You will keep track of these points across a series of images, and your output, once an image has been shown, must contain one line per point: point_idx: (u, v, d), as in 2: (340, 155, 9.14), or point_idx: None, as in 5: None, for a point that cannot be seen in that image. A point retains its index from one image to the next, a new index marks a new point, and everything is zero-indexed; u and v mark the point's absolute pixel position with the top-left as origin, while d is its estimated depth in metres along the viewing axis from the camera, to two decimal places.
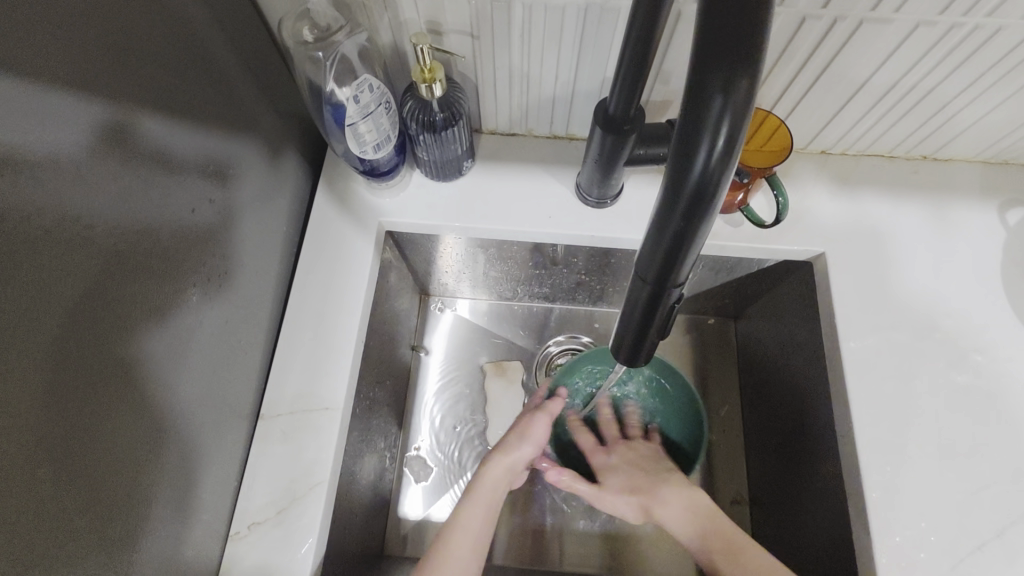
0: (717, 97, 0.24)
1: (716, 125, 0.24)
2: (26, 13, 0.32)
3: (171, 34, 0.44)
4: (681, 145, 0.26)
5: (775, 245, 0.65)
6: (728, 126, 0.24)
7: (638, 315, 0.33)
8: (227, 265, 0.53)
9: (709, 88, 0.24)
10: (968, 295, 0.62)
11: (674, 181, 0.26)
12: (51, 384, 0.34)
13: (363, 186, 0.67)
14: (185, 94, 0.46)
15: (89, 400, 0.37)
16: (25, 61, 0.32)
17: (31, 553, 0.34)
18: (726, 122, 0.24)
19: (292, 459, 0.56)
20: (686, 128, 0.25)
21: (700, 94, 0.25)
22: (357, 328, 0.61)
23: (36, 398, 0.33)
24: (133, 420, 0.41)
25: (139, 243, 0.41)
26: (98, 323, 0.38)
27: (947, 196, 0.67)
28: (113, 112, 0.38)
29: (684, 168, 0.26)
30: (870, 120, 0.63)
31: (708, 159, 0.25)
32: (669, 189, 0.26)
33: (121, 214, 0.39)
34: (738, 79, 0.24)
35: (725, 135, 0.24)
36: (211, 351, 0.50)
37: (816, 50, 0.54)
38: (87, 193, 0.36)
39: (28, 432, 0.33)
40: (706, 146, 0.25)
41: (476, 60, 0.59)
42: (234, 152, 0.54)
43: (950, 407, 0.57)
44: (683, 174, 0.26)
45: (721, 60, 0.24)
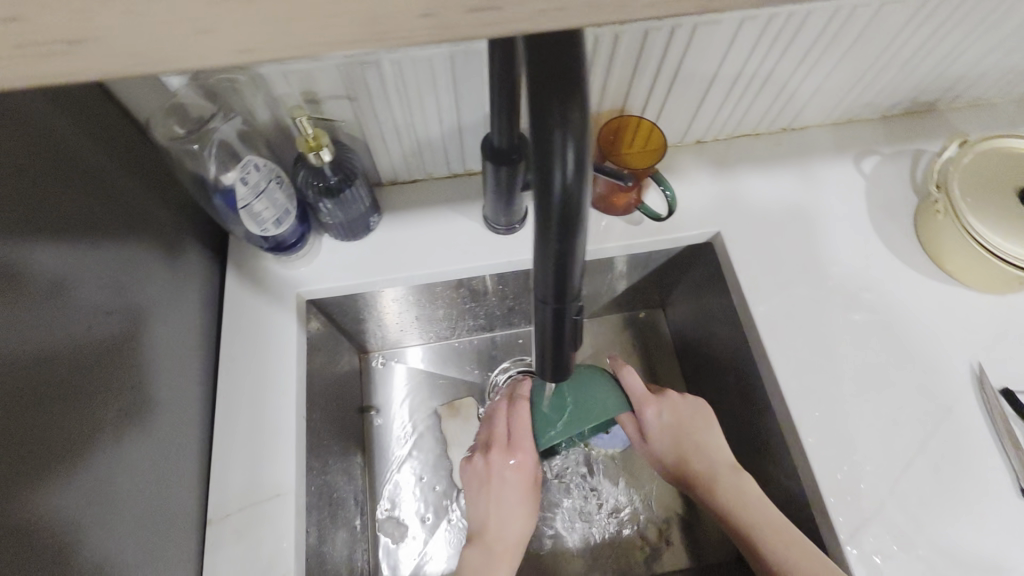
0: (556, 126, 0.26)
1: (563, 153, 0.26)
2: None
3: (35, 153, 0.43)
4: (539, 173, 0.27)
5: (675, 234, 0.70)
6: (573, 149, 0.26)
7: (549, 332, 0.35)
8: (140, 379, 0.50)
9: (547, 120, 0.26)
10: (847, 242, 0.69)
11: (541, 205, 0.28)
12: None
13: (274, 261, 0.66)
14: (62, 211, 0.45)
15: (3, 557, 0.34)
16: None
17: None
18: (571, 146, 0.26)
19: (252, 557, 0.53)
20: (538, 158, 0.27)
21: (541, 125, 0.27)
22: (293, 405, 0.60)
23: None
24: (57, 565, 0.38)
25: (34, 375, 0.39)
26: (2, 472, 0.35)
27: (811, 158, 0.75)
28: None
29: (546, 193, 0.28)
30: (729, 106, 0.70)
31: (564, 180, 0.27)
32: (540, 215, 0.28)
33: (10, 351, 0.37)
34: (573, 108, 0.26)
35: (573, 158, 0.26)
36: (140, 472, 0.48)
37: (665, 55, 0.59)
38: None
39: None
40: (559, 169, 0.27)
41: (360, 120, 0.61)
42: (128, 256, 0.52)
43: (856, 344, 0.63)
44: (547, 198, 0.28)
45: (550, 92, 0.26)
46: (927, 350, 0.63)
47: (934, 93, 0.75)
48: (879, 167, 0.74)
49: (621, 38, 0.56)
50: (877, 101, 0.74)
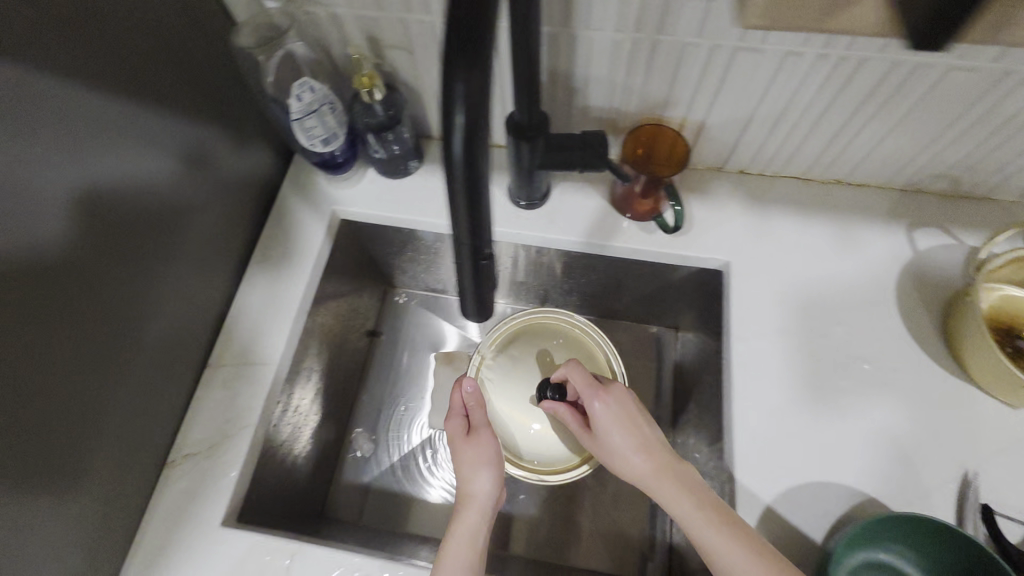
0: (454, 83, 0.30)
1: (460, 119, 0.31)
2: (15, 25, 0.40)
3: (153, 31, 0.53)
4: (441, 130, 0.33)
5: (684, 251, 0.71)
6: (464, 116, 0.31)
7: (464, 271, 0.42)
8: (183, 239, 0.61)
9: (451, 91, 0.31)
10: (857, 309, 0.66)
11: (449, 163, 0.33)
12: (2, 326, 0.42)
13: (322, 177, 0.77)
14: (160, 86, 0.55)
15: (30, 372, 0.45)
16: (14, 56, 0.41)
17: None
18: (463, 110, 0.31)
19: (226, 405, 0.64)
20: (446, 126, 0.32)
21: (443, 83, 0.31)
22: (301, 298, 0.70)
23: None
24: (65, 379, 0.49)
25: (92, 223, 0.49)
26: (37, 298, 0.45)
27: (859, 217, 0.71)
28: (69, 92, 0.45)
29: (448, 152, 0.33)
30: (778, 139, 0.68)
31: (461, 146, 0.32)
32: (448, 169, 0.34)
33: (76, 192, 0.47)
34: (461, 84, 0.30)
35: (464, 121, 0.31)
36: (162, 310, 0.59)
37: (707, 73, 0.60)
38: (50, 165, 0.45)
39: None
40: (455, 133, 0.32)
41: (417, 72, 0.68)
42: (201, 135, 0.63)
43: (827, 404, 0.63)
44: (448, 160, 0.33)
45: (458, 78, 0.30)
46: (897, 437, 0.60)
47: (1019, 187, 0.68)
48: (933, 245, 0.68)
49: (660, 48, 0.58)
50: (956, 175, 0.68)
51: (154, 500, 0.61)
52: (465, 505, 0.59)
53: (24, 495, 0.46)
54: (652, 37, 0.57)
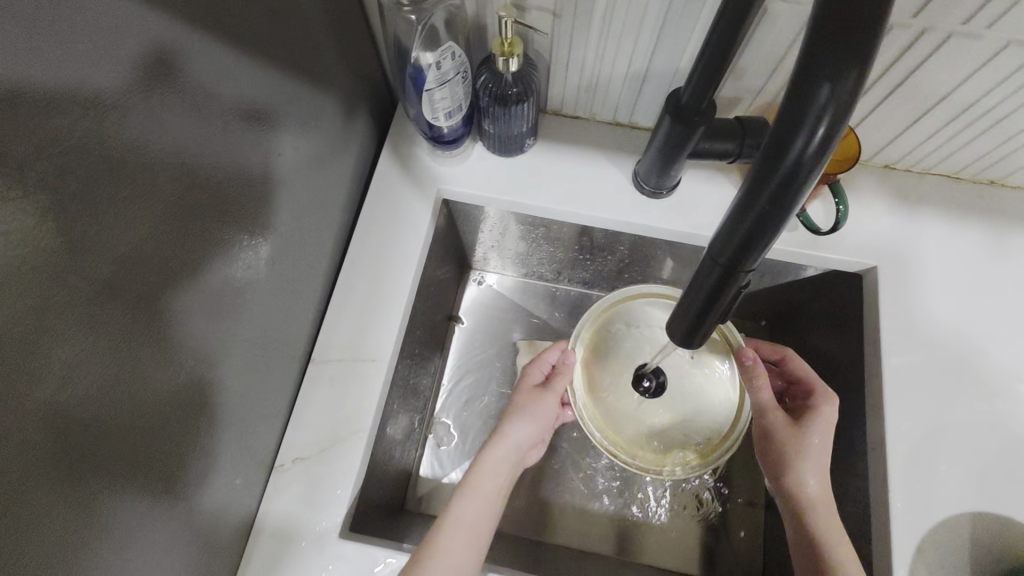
0: (825, 82, 0.25)
1: (819, 114, 0.25)
2: None
3: None
4: (781, 127, 0.26)
5: (826, 253, 0.65)
6: (830, 113, 0.25)
7: (700, 294, 0.34)
8: (280, 216, 0.55)
9: (816, 80, 0.25)
10: (1013, 323, 0.62)
11: (767, 161, 0.27)
12: (125, 312, 0.36)
13: (425, 151, 0.69)
14: (267, 34, 0.48)
15: (151, 360, 0.39)
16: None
17: (107, 462, 0.37)
18: (829, 117, 0.25)
19: (335, 405, 0.59)
20: (782, 121, 0.27)
21: (809, 81, 0.26)
22: (410, 289, 0.64)
23: (99, 328, 0.34)
24: (183, 365, 0.43)
25: (209, 186, 0.43)
26: (164, 273, 0.39)
27: (1013, 226, 0.67)
28: (192, 38, 0.38)
29: (779, 155, 0.26)
30: (945, 136, 0.62)
31: (804, 151, 0.26)
32: (760, 168, 0.27)
33: (196, 152, 0.41)
34: (844, 79, 0.25)
35: (827, 122, 0.25)
36: (261, 295, 0.53)
37: (902, 57, 0.53)
38: (171, 125, 0.38)
39: (97, 356, 0.34)
40: (805, 135, 0.26)
41: (554, 38, 0.60)
42: (302, 98, 0.56)
43: (985, 428, 0.58)
44: (777, 161, 0.26)
45: (827, 71, 0.25)
46: None
47: None
48: None
49: None
50: None
51: (263, 506, 0.56)
52: (489, 445, 0.62)
53: (140, 503, 0.41)
54: None
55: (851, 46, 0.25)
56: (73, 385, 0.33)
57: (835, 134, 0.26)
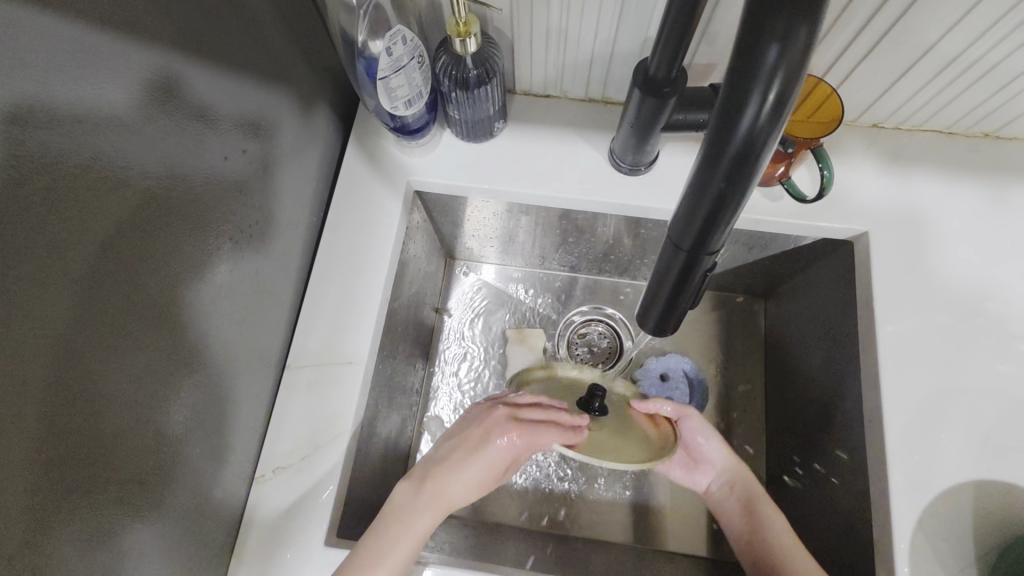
0: (773, 45, 0.23)
1: (768, 78, 0.23)
2: None
3: None
4: (729, 96, 0.24)
5: (814, 221, 0.63)
6: (784, 75, 0.23)
7: (669, 280, 0.32)
8: (245, 225, 0.53)
9: (764, 38, 0.23)
10: (1010, 280, 0.60)
11: (719, 133, 0.25)
12: (63, 336, 0.34)
13: (392, 143, 0.67)
14: (215, 34, 0.46)
15: (123, 366, 0.39)
16: None
17: (61, 490, 0.35)
18: (780, 80, 0.23)
19: (314, 411, 0.57)
20: (732, 88, 0.24)
21: (756, 43, 0.23)
22: (384, 286, 0.62)
23: (34, 355, 0.32)
24: (160, 372, 0.43)
25: (173, 191, 0.43)
26: (133, 278, 0.39)
27: (1008, 177, 0.64)
28: (115, 41, 0.36)
29: (730, 126, 0.24)
30: (933, 90, 0.59)
31: (755, 120, 0.24)
32: (714, 142, 0.25)
33: (154, 157, 0.40)
34: (795, 34, 0.23)
35: (778, 88, 0.23)
36: (230, 307, 0.51)
37: (880, 10, 0.50)
38: (96, 137, 0.35)
39: (36, 383, 0.33)
40: (755, 102, 0.24)
41: (514, 15, 0.57)
42: (262, 100, 0.54)
43: (984, 391, 0.56)
44: (728, 134, 0.24)
45: (773, 30, 0.23)
46: None
47: None
48: None
49: None
50: None
51: (248, 519, 0.55)
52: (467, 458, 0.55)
53: (106, 529, 0.40)
54: None
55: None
56: (41, 393, 0.33)
57: (790, 98, 0.24)
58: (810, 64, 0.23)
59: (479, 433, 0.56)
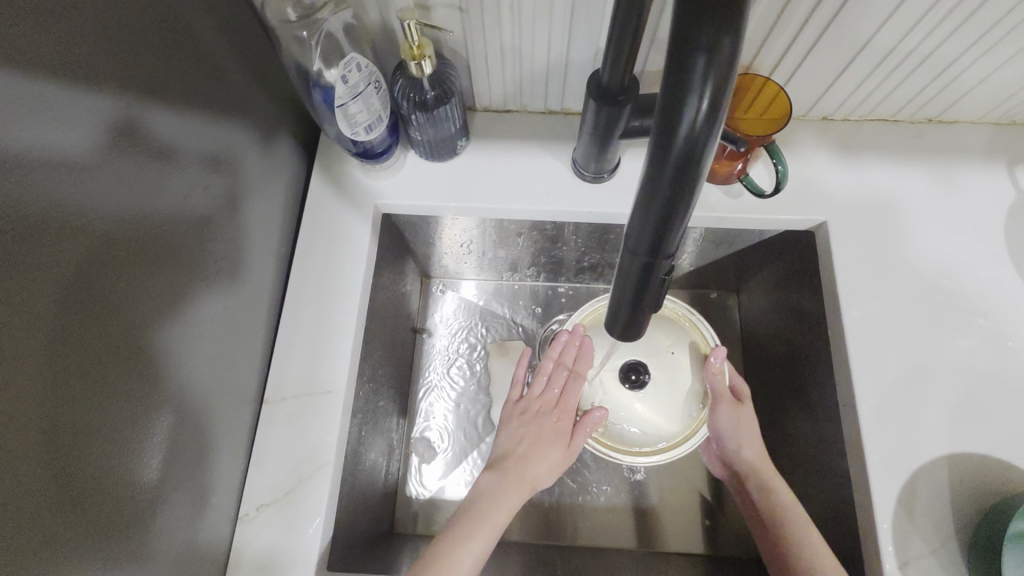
0: (701, 55, 0.24)
1: (701, 85, 0.24)
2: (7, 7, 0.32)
3: (151, 9, 0.44)
4: (667, 103, 0.25)
5: (775, 215, 0.64)
6: (715, 82, 0.24)
7: (631, 285, 0.33)
8: (213, 261, 0.52)
9: (692, 49, 0.24)
10: (965, 257, 0.62)
11: (661, 141, 0.25)
12: (26, 393, 0.33)
13: (356, 168, 0.67)
14: (169, 74, 0.46)
15: (93, 415, 0.38)
16: (15, 41, 0.32)
17: (34, 550, 0.34)
18: (711, 86, 0.24)
19: (296, 443, 0.57)
20: (669, 97, 0.25)
21: (685, 54, 0.24)
22: (357, 311, 0.62)
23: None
24: (133, 418, 0.42)
25: (134, 233, 0.42)
26: (96, 325, 0.39)
27: (954, 159, 0.66)
28: (63, 88, 0.36)
29: (670, 134, 0.25)
30: (875, 81, 0.62)
31: (693, 127, 0.24)
32: (657, 150, 0.26)
33: (112, 201, 0.40)
34: (720, 43, 0.24)
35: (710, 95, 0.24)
36: (202, 346, 0.51)
37: (817, 9, 0.52)
38: (50, 187, 0.35)
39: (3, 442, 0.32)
40: (691, 108, 0.24)
41: (467, 35, 0.58)
42: (224, 135, 0.54)
43: (950, 367, 0.58)
44: (669, 142, 0.25)
45: (701, 41, 0.24)
46: None
47: None
48: None
49: None
50: None
51: (234, 560, 0.54)
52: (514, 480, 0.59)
53: None
54: None
55: (724, 10, 0.24)
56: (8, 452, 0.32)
57: (724, 103, 0.25)
58: (738, 69, 0.24)
59: (558, 424, 0.63)
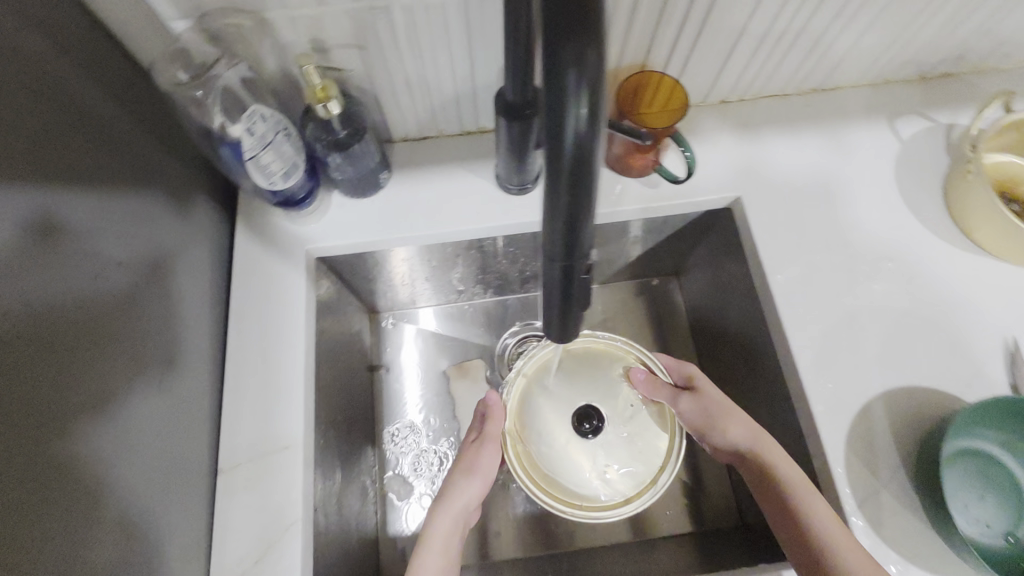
0: (570, 68, 0.25)
1: (576, 95, 0.25)
2: None
3: (29, 86, 0.41)
4: (551, 117, 0.26)
5: (692, 198, 0.68)
6: (588, 92, 0.25)
7: (558, 290, 0.34)
8: (142, 339, 0.49)
9: (562, 64, 0.25)
10: (867, 209, 0.66)
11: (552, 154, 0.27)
12: None
13: (281, 216, 0.66)
14: (63, 151, 0.44)
15: (26, 528, 0.36)
16: None
17: None
18: (587, 99, 0.26)
19: (259, 506, 0.55)
20: (550, 111, 0.26)
21: (556, 68, 0.26)
22: (301, 361, 0.60)
23: None
24: (71, 521, 0.39)
25: (47, 326, 0.40)
26: (16, 430, 0.36)
27: (844, 121, 0.71)
28: None
29: (558, 145, 0.26)
30: (762, 58, 0.66)
31: (578, 135, 0.26)
32: (551, 162, 0.27)
33: (15, 298, 0.37)
34: (586, 55, 0.25)
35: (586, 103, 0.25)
36: (143, 428, 0.48)
37: (692, 5, 0.56)
38: None
39: None
40: (573, 117, 0.26)
41: (369, 69, 0.58)
42: (133, 206, 0.51)
43: (873, 312, 0.62)
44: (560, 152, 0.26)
45: (568, 55, 0.25)
46: (949, 324, 0.60)
47: (972, 53, 0.70)
48: (917, 132, 0.70)
49: None
50: (919, 58, 0.69)
51: None
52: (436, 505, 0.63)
53: None
54: None
55: (581, 22, 0.25)
56: None
57: (602, 107, 0.27)
58: (607, 73, 0.26)
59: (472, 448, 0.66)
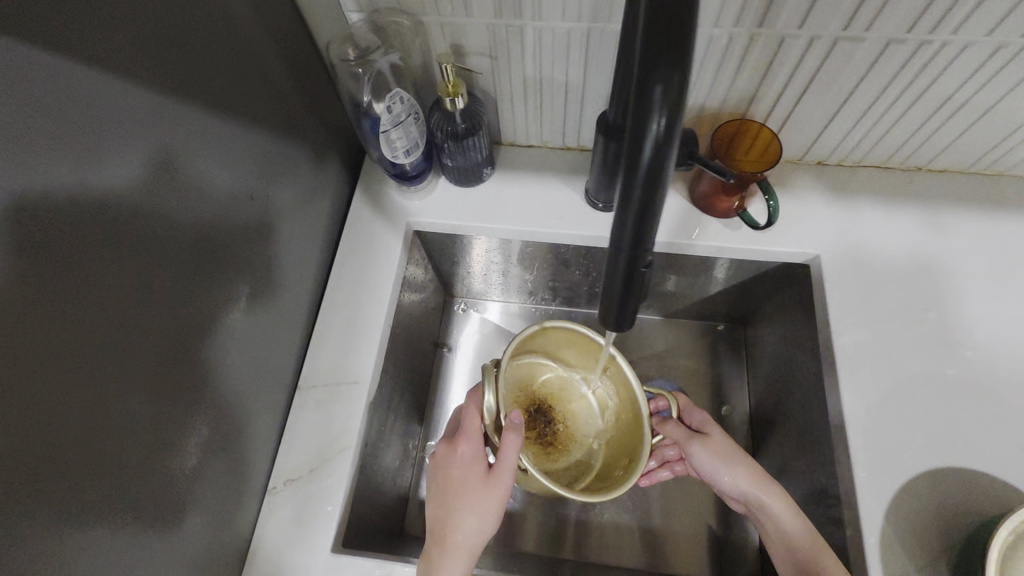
0: (658, 85, 0.31)
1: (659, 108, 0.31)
2: (115, 32, 0.37)
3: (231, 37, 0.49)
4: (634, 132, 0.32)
5: (772, 246, 0.70)
6: (668, 115, 0.31)
7: (619, 282, 0.40)
8: (259, 266, 0.57)
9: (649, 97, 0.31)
10: (948, 293, 0.66)
11: (628, 172, 0.33)
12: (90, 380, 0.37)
13: (394, 189, 0.76)
14: (242, 93, 0.52)
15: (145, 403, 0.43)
16: (112, 63, 0.37)
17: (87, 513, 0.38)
18: (659, 112, 0.31)
19: (322, 428, 0.63)
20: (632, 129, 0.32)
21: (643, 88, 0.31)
22: (383, 314, 0.69)
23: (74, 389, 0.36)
24: (174, 402, 0.46)
25: (204, 238, 0.48)
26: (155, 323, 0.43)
27: (944, 205, 0.71)
28: (145, 103, 0.40)
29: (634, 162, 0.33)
30: (868, 123, 0.67)
31: (651, 151, 0.32)
32: (626, 176, 0.33)
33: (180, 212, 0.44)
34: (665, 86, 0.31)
35: (665, 118, 0.31)
36: (244, 339, 0.55)
37: (798, 70, 0.60)
38: (130, 198, 0.39)
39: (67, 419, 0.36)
40: (652, 131, 0.32)
41: (494, 76, 0.67)
42: (280, 148, 0.59)
43: (936, 394, 0.61)
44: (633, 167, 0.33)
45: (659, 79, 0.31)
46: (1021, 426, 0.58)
47: None
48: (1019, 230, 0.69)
49: (756, 41, 0.57)
50: None
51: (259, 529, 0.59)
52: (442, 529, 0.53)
53: (123, 548, 0.42)
54: (751, 31, 0.57)
55: (671, 44, 0.31)
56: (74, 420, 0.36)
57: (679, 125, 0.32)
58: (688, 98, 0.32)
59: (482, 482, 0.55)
